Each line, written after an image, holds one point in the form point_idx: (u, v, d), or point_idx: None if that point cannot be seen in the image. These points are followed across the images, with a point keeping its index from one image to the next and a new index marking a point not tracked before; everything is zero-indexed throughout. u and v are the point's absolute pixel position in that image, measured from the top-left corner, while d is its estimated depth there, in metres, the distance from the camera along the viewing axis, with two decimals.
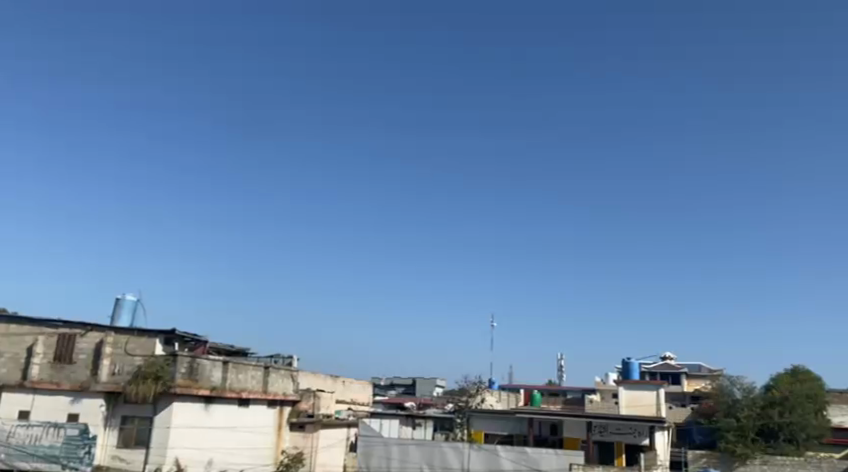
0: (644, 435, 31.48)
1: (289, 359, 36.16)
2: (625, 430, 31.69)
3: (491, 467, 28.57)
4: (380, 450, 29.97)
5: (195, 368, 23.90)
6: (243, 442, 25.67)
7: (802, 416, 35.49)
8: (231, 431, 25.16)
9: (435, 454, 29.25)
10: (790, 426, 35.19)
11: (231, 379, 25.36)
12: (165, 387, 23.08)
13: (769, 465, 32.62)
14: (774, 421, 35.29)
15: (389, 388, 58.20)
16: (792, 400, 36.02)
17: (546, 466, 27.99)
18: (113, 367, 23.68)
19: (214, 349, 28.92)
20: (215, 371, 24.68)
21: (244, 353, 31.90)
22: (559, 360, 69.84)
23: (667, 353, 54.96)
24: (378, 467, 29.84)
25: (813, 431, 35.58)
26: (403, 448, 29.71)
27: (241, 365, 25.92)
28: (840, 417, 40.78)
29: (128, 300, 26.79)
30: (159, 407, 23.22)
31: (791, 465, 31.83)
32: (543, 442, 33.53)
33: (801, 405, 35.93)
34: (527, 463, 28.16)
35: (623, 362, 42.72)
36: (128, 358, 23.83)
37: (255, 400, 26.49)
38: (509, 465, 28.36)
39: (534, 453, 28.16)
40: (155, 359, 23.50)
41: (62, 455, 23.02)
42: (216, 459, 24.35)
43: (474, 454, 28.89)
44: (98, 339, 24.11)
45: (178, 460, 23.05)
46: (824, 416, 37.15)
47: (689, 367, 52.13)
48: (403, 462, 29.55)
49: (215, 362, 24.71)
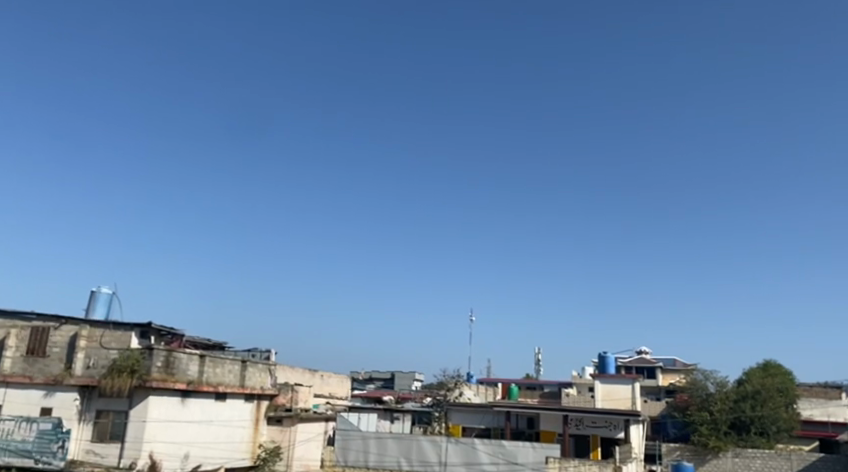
0: (619, 428, 31.86)
1: (267, 353, 36.16)
2: (600, 423, 32.10)
3: (468, 460, 28.73)
4: (357, 444, 30.10)
5: (172, 362, 23.68)
6: (219, 437, 25.56)
7: (772, 410, 36.15)
8: (207, 425, 25.02)
9: (413, 448, 29.40)
10: (761, 419, 35.86)
11: (208, 373, 25.23)
12: (141, 380, 22.85)
13: (741, 457, 33.08)
14: (746, 414, 35.90)
15: (368, 382, 58.26)
16: (764, 394, 36.65)
17: (523, 459, 28.14)
18: (88, 360, 23.42)
19: (189, 343, 28.73)
20: (191, 364, 24.50)
21: (221, 347, 31.79)
22: (538, 353, 70.18)
23: (642, 348, 54.24)
24: (356, 461, 29.93)
25: (784, 424, 36.18)
26: (381, 442, 29.79)
27: (218, 359, 25.80)
28: (809, 410, 41.58)
29: (103, 293, 26.46)
30: (134, 400, 22.96)
31: (762, 457, 32.46)
32: (520, 435, 33.82)
33: (772, 399, 36.55)
34: (504, 457, 28.36)
35: (599, 355, 43.07)
36: (103, 351, 23.53)
37: (232, 394, 26.43)
38: (486, 459, 28.55)
39: (511, 446, 28.35)
40: (130, 353, 23.16)
41: (35, 450, 22.72)
42: (193, 453, 24.23)
43: (451, 447, 29.04)
44: (71, 332, 23.72)
45: (153, 454, 22.77)
46: (794, 409, 37.68)
47: (664, 361, 52.78)
48: (381, 455, 29.63)
49: (191, 355, 24.50)
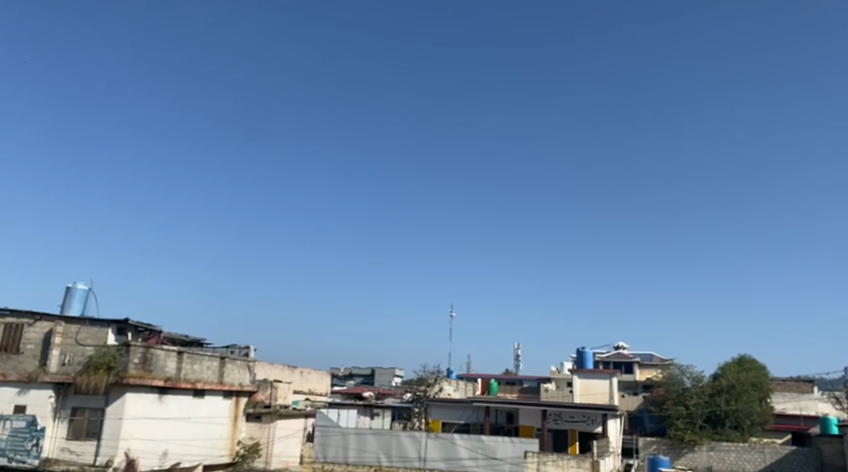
0: (597, 423, 32.08)
1: (246, 349, 36.01)
2: (578, 418, 32.31)
3: (448, 455, 28.85)
4: (337, 440, 30.05)
5: (149, 358, 23.46)
6: (198, 434, 25.42)
7: (747, 404, 36.69)
8: (186, 421, 24.87)
9: (392, 444, 29.45)
10: (735, 413, 36.37)
11: (186, 369, 25.06)
12: (117, 377, 22.57)
13: (716, 450, 33.61)
14: (721, 408, 36.42)
15: (348, 378, 58.19)
16: (738, 388, 37.19)
17: (502, 454, 28.28)
18: (63, 357, 23.12)
19: (167, 339, 28.53)
20: (169, 361, 24.31)
21: (199, 343, 31.59)
22: (517, 349, 70.57)
23: (620, 342, 54.82)
24: (336, 457, 29.89)
25: (757, 418, 36.76)
26: (361, 438, 29.79)
27: (196, 356, 25.60)
28: (782, 404, 42.32)
29: (79, 289, 26.13)
30: (111, 397, 22.70)
31: (736, 450, 33.04)
32: (499, 430, 34.05)
33: (747, 393, 37.10)
34: (483, 452, 28.50)
35: (578, 351, 43.41)
36: (79, 348, 23.26)
37: (211, 390, 26.26)
38: (466, 453, 28.68)
39: (490, 441, 28.47)
40: (106, 350, 22.89)
41: (8, 448, 22.49)
42: (172, 450, 24.11)
43: (431, 442, 29.12)
44: (47, 328, 23.43)
45: (130, 451, 22.55)
46: (768, 403, 38.22)
47: (641, 357, 53.26)
48: (361, 451, 29.62)
49: (169, 352, 24.30)
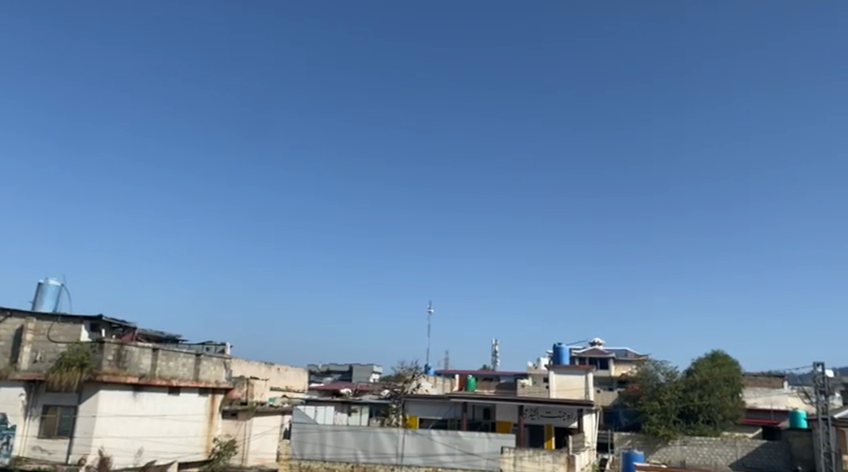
0: (573, 418, 32.43)
1: (223, 346, 35.77)
2: (554, 413, 32.64)
3: (425, 452, 28.90)
4: (314, 437, 29.96)
5: (123, 355, 23.15)
6: (173, 431, 25.19)
7: (719, 399, 37.23)
8: (160, 419, 24.63)
9: (369, 440, 29.45)
10: (708, 407, 36.90)
11: (160, 366, 24.82)
12: (91, 374, 22.25)
13: (689, 445, 34.09)
14: (694, 403, 36.93)
15: (326, 375, 58.07)
16: (711, 383, 37.72)
17: (478, 449, 28.42)
18: (34, 355, 22.77)
19: (142, 336, 28.31)
20: (143, 358, 24.05)
21: (174, 340, 31.35)
22: (495, 345, 70.87)
23: (596, 338, 55.29)
24: (312, 454, 29.82)
25: (729, 412, 37.30)
26: (338, 435, 29.75)
27: (171, 352, 25.39)
28: (754, 399, 43.09)
29: (51, 285, 25.75)
30: (84, 395, 22.38)
31: (709, 444, 33.59)
32: (476, 426, 34.21)
33: (720, 388, 37.62)
34: (460, 448, 28.61)
35: (554, 346, 43.70)
36: (50, 345, 22.97)
37: (186, 387, 26.05)
38: (442, 449, 28.76)
39: (467, 437, 28.59)
40: (80, 347, 22.57)
41: None
42: (146, 448, 23.89)
43: (408, 439, 29.18)
44: (17, 325, 23.09)
45: (103, 449, 22.23)
46: (740, 398, 38.77)
47: (616, 352, 53.80)
48: (338, 448, 29.61)
49: (143, 349, 24.04)
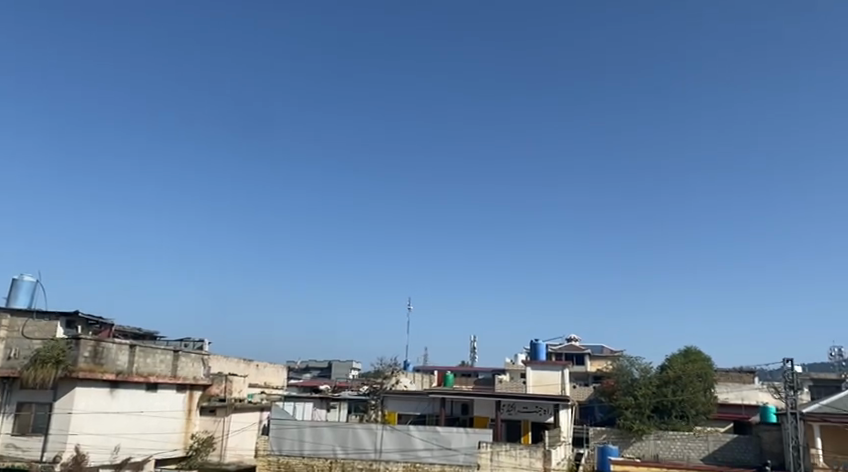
0: (549, 413, 32.98)
1: (200, 342, 35.68)
2: (531, 409, 33.12)
3: (403, 447, 29.11)
4: (292, 433, 30.04)
5: (100, 352, 23.06)
6: (150, 428, 25.09)
7: (692, 394, 37.88)
8: (137, 415, 24.54)
9: (348, 435, 29.59)
10: (681, 403, 37.55)
11: (138, 363, 24.75)
12: (66, 371, 22.12)
13: (663, 439, 34.69)
14: (668, 398, 37.53)
15: (305, 372, 58.05)
16: (685, 378, 38.40)
17: (456, 445, 28.70)
18: (9, 352, 22.62)
19: (118, 333, 28.28)
20: (121, 354, 23.97)
21: (151, 337, 31.27)
22: (473, 342, 71.29)
23: (573, 335, 55.88)
24: (291, 450, 29.87)
25: (702, 407, 37.95)
26: (316, 431, 29.86)
27: (149, 349, 25.35)
28: (725, 394, 43.90)
29: (26, 281, 25.53)
30: (59, 392, 22.24)
31: (681, 439, 34.18)
32: (454, 421, 34.43)
33: (692, 384, 38.28)
34: (438, 443, 28.85)
35: (531, 343, 44.11)
36: (25, 342, 22.76)
37: (164, 384, 26.00)
38: (420, 445, 28.97)
39: (445, 432, 28.87)
40: (55, 343, 22.41)
41: None
42: (123, 445, 23.78)
43: (386, 434, 29.33)
44: None
45: (80, 446, 22.10)
46: (713, 393, 39.43)
47: (592, 348, 54.47)
48: (316, 444, 29.72)
49: (121, 345, 23.96)
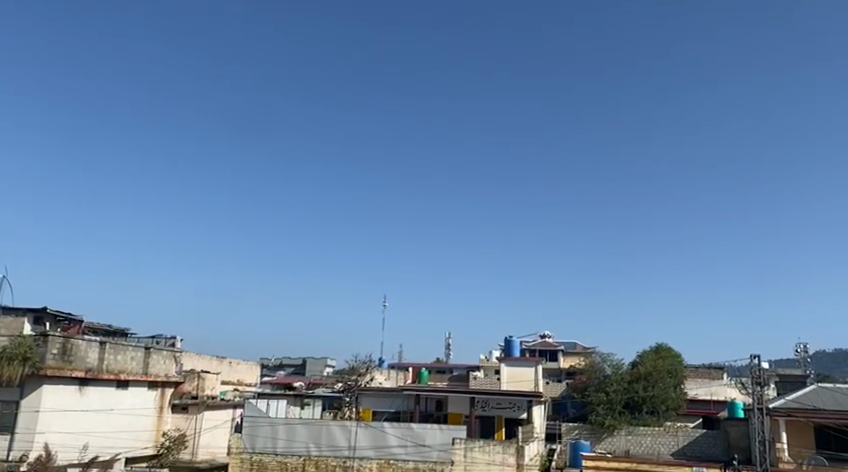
0: (522, 409, 33.08)
1: (172, 340, 35.28)
2: (504, 404, 33.16)
3: (377, 444, 29.09)
4: (266, 431, 29.81)
5: (69, 349, 22.75)
6: (120, 426, 24.78)
7: (663, 390, 38.45)
8: (107, 414, 24.21)
9: (322, 433, 29.51)
10: (652, 398, 38.06)
11: (108, 360, 24.44)
12: (33, 369, 21.68)
13: (633, 435, 35.24)
14: (639, 394, 38.07)
15: (279, 369, 57.72)
16: (655, 375, 38.98)
17: (430, 441, 28.75)
18: None
19: (88, 330, 27.92)
20: (90, 352, 23.64)
21: (122, 333, 30.91)
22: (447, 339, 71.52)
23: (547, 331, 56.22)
24: (264, 447, 29.68)
25: (672, 403, 38.45)
26: (290, 428, 29.70)
27: (120, 346, 25.02)
28: (695, 390, 44.61)
29: None
30: (26, 389, 21.85)
31: (652, 435, 34.74)
32: (429, 418, 34.53)
33: (663, 380, 38.86)
34: (412, 440, 28.89)
35: (506, 339, 44.37)
36: None
37: (135, 381, 25.67)
38: (395, 442, 29.00)
39: (419, 429, 28.93)
40: (21, 341, 21.82)
41: None
42: (92, 443, 23.44)
43: (360, 431, 29.28)
44: None
45: (48, 445, 21.72)
46: (682, 389, 40.01)
47: (565, 345, 54.95)
48: (290, 442, 29.57)
49: (90, 342, 23.62)
